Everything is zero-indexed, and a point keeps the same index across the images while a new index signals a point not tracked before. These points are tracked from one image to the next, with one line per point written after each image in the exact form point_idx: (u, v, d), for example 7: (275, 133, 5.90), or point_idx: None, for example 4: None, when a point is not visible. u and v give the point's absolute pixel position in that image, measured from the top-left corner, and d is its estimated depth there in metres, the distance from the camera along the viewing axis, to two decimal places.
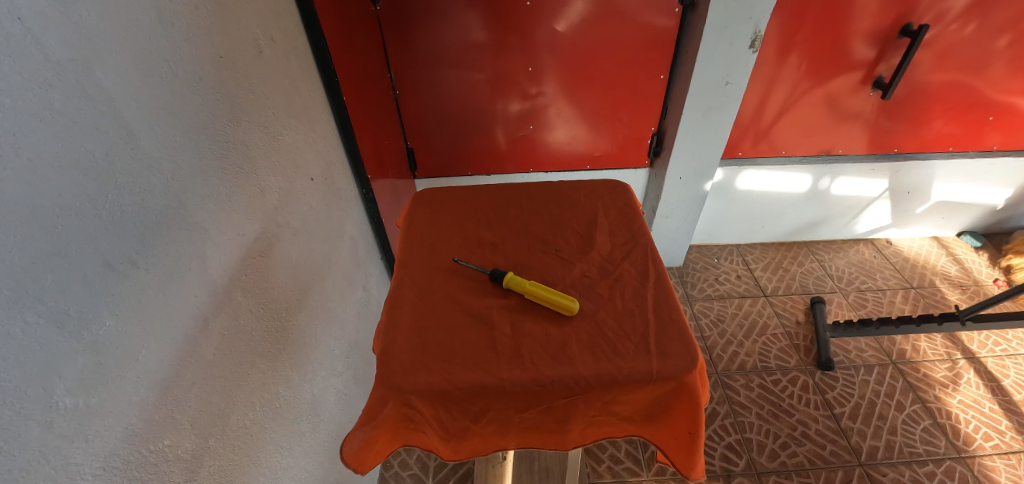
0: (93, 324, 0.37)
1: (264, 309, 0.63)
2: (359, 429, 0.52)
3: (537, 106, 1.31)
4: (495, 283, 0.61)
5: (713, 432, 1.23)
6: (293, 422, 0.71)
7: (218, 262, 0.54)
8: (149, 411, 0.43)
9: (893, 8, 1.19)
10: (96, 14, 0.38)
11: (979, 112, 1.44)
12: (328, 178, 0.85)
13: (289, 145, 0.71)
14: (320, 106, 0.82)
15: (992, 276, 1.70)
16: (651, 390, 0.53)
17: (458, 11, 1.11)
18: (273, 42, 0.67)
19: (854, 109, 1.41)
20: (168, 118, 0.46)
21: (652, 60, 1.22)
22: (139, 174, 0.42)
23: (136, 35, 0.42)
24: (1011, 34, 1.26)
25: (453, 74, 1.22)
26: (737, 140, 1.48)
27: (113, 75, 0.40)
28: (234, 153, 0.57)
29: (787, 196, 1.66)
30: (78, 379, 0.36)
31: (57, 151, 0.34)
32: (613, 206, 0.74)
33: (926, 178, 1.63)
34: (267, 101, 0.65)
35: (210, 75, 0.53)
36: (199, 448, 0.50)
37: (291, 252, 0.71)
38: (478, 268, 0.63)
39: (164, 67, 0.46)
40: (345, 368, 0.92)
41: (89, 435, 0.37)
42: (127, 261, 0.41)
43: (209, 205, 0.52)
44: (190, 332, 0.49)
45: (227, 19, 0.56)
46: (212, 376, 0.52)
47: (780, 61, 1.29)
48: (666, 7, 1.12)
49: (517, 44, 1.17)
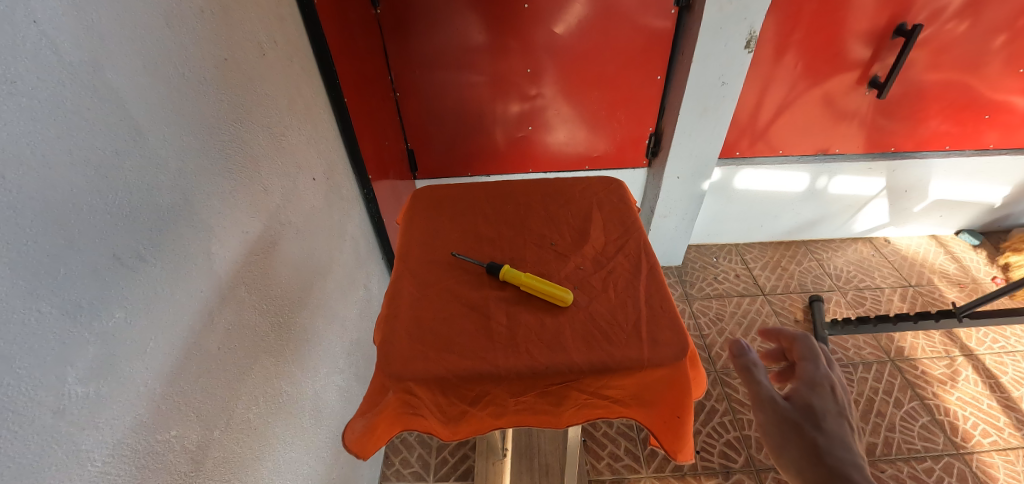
0: (102, 315, 0.39)
1: (268, 304, 0.65)
2: (361, 417, 0.54)
3: (536, 107, 1.33)
4: (492, 275, 0.63)
5: (712, 429, 1.24)
6: (297, 418, 0.73)
7: (222, 257, 0.55)
8: (156, 401, 0.44)
9: (887, 9, 1.20)
10: (107, 18, 0.39)
11: (976, 110, 1.45)
12: (329, 178, 0.87)
13: (291, 145, 0.73)
14: (322, 107, 0.84)
15: (990, 274, 1.71)
16: (643, 377, 0.54)
17: (457, 13, 1.12)
18: (276, 45, 0.68)
19: (850, 108, 1.42)
20: (175, 117, 0.47)
21: (649, 61, 1.23)
22: (148, 172, 0.44)
23: (145, 37, 0.44)
24: (1006, 33, 1.27)
25: (453, 76, 1.24)
26: (735, 140, 1.50)
27: (123, 76, 0.41)
28: (238, 153, 0.59)
29: (785, 195, 1.67)
30: (89, 368, 0.38)
31: (70, 149, 0.36)
32: (607, 204, 0.75)
33: (923, 177, 1.64)
34: (271, 103, 0.67)
35: (215, 78, 0.54)
36: (205, 439, 0.51)
37: (294, 250, 0.72)
38: (476, 261, 0.65)
39: (172, 69, 0.47)
40: (347, 366, 0.93)
41: (100, 423, 0.38)
42: (136, 255, 0.42)
43: (214, 202, 0.54)
44: (196, 326, 0.50)
45: (232, 23, 0.57)
46: (217, 369, 0.54)
47: (776, 62, 1.30)
48: (663, 9, 1.13)
49: (515, 46, 1.19)
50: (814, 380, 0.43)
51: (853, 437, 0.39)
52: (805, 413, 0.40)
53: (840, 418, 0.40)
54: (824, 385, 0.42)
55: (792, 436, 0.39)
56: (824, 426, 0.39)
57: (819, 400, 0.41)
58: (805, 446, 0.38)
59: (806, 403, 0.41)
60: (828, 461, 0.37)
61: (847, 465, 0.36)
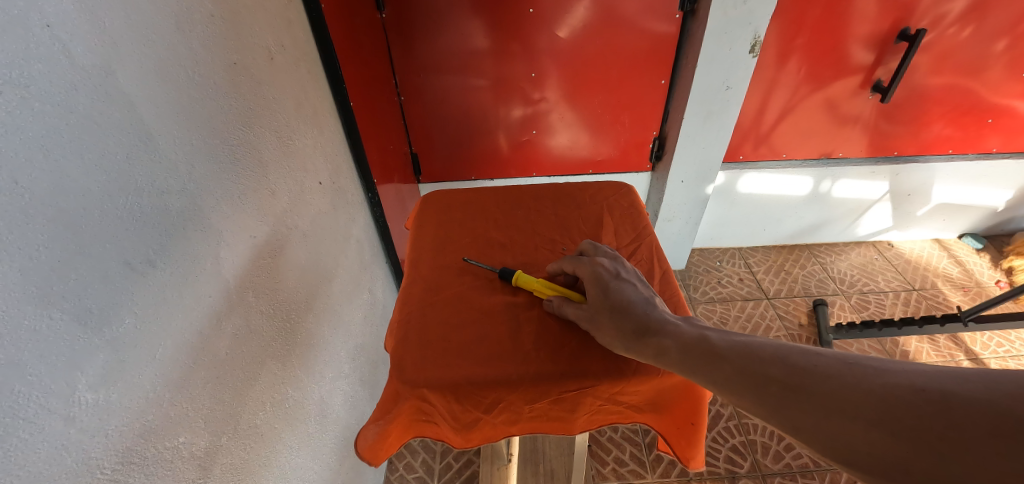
0: (113, 321, 0.38)
1: (275, 309, 0.65)
2: (374, 424, 0.53)
3: (539, 111, 1.33)
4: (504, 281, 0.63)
5: (717, 434, 1.23)
6: (303, 423, 0.72)
7: (231, 262, 0.55)
8: (165, 408, 0.44)
9: (890, 13, 1.20)
10: (120, 22, 0.39)
11: (979, 115, 1.45)
12: (336, 181, 0.87)
13: (298, 149, 0.73)
14: (328, 111, 0.84)
15: (994, 278, 1.71)
16: (658, 384, 0.54)
17: (461, 17, 1.12)
18: (284, 49, 0.68)
19: (854, 112, 1.42)
20: (186, 121, 0.47)
21: (653, 65, 1.23)
22: (158, 176, 0.43)
23: (156, 41, 0.44)
24: (1008, 38, 1.27)
25: (457, 80, 1.24)
26: (738, 144, 1.50)
27: (135, 80, 0.41)
28: (247, 157, 0.58)
29: (789, 199, 1.67)
30: (100, 375, 0.37)
31: (82, 152, 0.36)
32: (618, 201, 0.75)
33: (926, 181, 1.64)
34: (278, 107, 0.67)
35: (225, 82, 0.54)
36: (212, 446, 0.51)
37: (301, 254, 0.72)
38: (487, 267, 0.65)
39: (183, 73, 0.47)
40: (352, 370, 0.93)
41: (109, 430, 0.38)
42: (147, 261, 0.42)
43: (223, 207, 0.53)
44: (204, 331, 0.50)
45: (240, 26, 0.57)
46: (225, 375, 0.53)
47: (780, 66, 1.30)
48: (667, 14, 1.13)
49: (519, 50, 1.19)
50: (590, 268, 0.57)
51: (634, 288, 0.54)
52: (595, 293, 0.54)
53: (617, 281, 0.55)
54: (597, 266, 0.57)
55: (596, 314, 0.53)
56: (610, 294, 0.53)
57: (600, 279, 0.55)
58: (605, 315, 0.52)
59: (592, 286, 0.55)
60: (622, 316, 0.51)
61: (628, 311, 0.51)
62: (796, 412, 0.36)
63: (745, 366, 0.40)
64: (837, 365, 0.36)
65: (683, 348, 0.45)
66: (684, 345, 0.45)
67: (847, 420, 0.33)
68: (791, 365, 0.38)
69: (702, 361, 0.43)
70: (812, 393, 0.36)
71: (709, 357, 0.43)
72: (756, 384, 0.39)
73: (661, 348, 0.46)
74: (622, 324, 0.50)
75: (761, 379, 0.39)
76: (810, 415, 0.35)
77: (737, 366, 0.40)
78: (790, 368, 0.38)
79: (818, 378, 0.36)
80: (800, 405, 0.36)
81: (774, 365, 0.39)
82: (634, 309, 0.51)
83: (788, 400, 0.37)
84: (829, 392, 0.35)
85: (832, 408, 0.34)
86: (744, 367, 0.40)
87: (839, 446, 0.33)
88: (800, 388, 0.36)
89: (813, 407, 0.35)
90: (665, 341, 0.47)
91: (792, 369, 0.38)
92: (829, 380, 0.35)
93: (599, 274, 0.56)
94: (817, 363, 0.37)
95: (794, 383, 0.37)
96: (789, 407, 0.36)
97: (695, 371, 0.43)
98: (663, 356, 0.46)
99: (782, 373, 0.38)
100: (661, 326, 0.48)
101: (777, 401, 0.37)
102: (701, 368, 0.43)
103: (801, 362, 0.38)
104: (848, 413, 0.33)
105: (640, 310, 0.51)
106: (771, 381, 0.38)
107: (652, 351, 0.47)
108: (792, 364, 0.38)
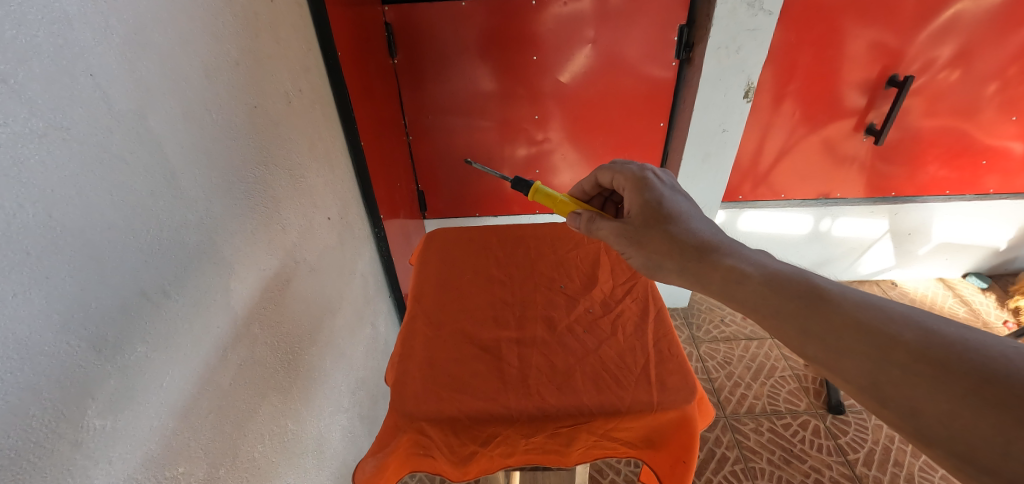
0: (125, 349, 0.40)
1: (279, 341, 0.66)
2: (372, 457, 0.53)
3: (543, 150, 1.37)
4: (520, 189, 0.72)
5: (723, 478, 1.19)
6: (299, 458, 0.72)
7: (240, 294, 0.57)
8: (167, 437, 0.45)
9: (880, 60, 1.26)
10: (157, 73, 0.43)
11: (973, 156, 1.48)
12: (344, 217, 0.90)
13: (310, 186, 0.76)
14: (339, 149, 0.88)
15: (1001, 317, 1.69)
16: (653, 421, 0.54)
17: (469, 63, 1.19)
18: (301, 93, 0.73)
19: (850, 153, 1.46)
20: (206, 160, 0.50)
21: (652, 109, 1.29)
22: (177, 212, 0.46)
23: (186, 87, 0.47)
24: (999, 81, 1.31)
25: (464, 121, 1.30)
26: (737, 184, 1.55)
27: (164, 121, 0.44)
28: (262, 194, 0.62)
29: (789, 238, 1.70)
30: (108, 402, 0.39)
31: (111, 193, 0.38)
32: (614, 199, 0.78)
33: (925, 221, 1.66)
34: (293, 146, 0.70)
35: (245, 123, 0.58)
36: (211, 477, 0.51)
37: (307, 287, 0.74)
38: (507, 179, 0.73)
39: (207, 116, 0.51)
40: (352, 405, 0.92)
41: (112, 457, 0.39)
42: (162, 291, 0.44)
43: (236, 241, 0.56)
44: (211, 363, 0.51)
45: (262, 73, 0.62)
46: (226, 406, 0.54)
47: (775, 108, 1.35)
48: (665, 61, 1.19)
49: (524, 93, 1.25)
50: (643, 182, 0.64)
51: (688, 207, 0.60)
52: (649, 210, 0.61)
53: (670, 199, 0.61)
54: (650, 184, 0.63)
55: (645, 230, 0.60)
56: (665, 214, 0.59)
57: (656, 196, 0.62)
58: (660, 231, 0.58)
59: (646, 202, 0.62)
60: (679, 234, 0.57)
61: (687, 231, 0.57)
62: (924, 394, 0.35)
63: (862, 322, 0.40)
64: (998, 354, 0.34)
65: (771, 284, 0.47)
66: (769, 276, 0.47)
67: (1002, 418, 0.31)
68: (934, 338, 0.37)
69: (797, 299, 0.44)
70: (962, 375, 0.34)
71: (811, 300, 0.44)
72: (879, 351, 0.38)
73: (734, 275, 0.50)
74: (679, 242, 0.56)
75: (888, 346, 0.38)
76: (947, 399, 0.34)
77: (851, 320, 0.40)
78: (929, 340, 0.37)
79: (973, 360, 0.35)
80: (937, 388, 0.35)
81: (907, 329, 0.38)
82: (691, 231, 0.57)
83: (924, 378, 0.36)
84: (985, 379, 0.33)
85: (987, 398, 0.33)
86: (861, 323, 0.40)
87: (975, 442, 0.33)
88: (942, 367, 0.35)
89: (957, 393, 0.34)
90: (739, 269, 0.50)
91: (931, 342, 0.37)
92: (987, 367, 0.34)
93: (656, 190, 0.62)
94: (972, 344, 0.36)
95: (932, 356, 0.36)
96: (917, 385, 0.36)
97: (783, 308, 0.45)
98: (740, 283, 0.49)
99: (917, 342, 0.37)
100: (727, 251, 0.53)
101: (905, 373, 0.36)
102: (802, 315, 0.43)
103: (947, 338, 0.37)
104: (1011, 411, 0.31)
105: (697, 232, 0.56)
106: (902, 345, 0.37)
107: (722, 276, 0.51)
108: (936, 335, 0.37)
